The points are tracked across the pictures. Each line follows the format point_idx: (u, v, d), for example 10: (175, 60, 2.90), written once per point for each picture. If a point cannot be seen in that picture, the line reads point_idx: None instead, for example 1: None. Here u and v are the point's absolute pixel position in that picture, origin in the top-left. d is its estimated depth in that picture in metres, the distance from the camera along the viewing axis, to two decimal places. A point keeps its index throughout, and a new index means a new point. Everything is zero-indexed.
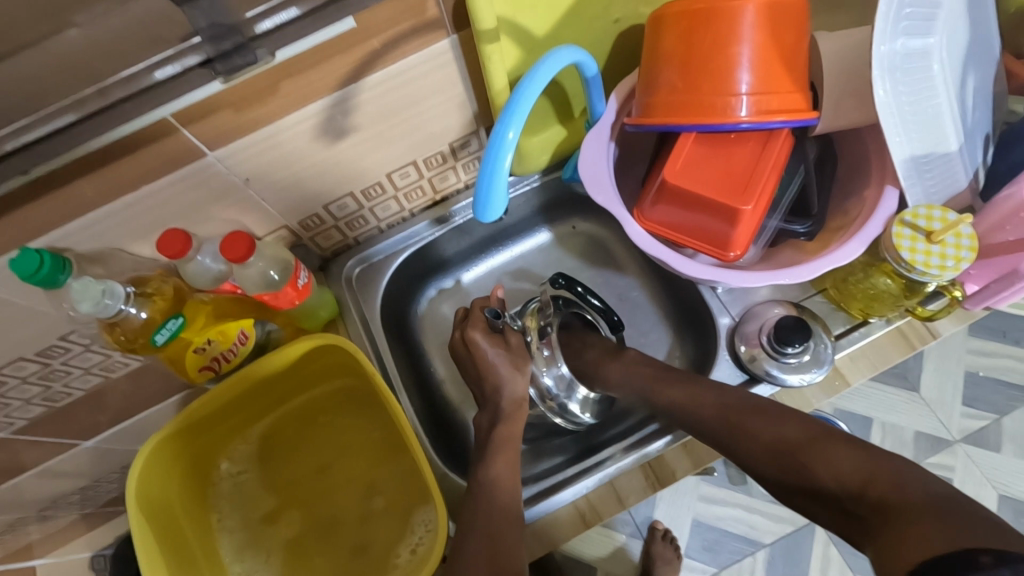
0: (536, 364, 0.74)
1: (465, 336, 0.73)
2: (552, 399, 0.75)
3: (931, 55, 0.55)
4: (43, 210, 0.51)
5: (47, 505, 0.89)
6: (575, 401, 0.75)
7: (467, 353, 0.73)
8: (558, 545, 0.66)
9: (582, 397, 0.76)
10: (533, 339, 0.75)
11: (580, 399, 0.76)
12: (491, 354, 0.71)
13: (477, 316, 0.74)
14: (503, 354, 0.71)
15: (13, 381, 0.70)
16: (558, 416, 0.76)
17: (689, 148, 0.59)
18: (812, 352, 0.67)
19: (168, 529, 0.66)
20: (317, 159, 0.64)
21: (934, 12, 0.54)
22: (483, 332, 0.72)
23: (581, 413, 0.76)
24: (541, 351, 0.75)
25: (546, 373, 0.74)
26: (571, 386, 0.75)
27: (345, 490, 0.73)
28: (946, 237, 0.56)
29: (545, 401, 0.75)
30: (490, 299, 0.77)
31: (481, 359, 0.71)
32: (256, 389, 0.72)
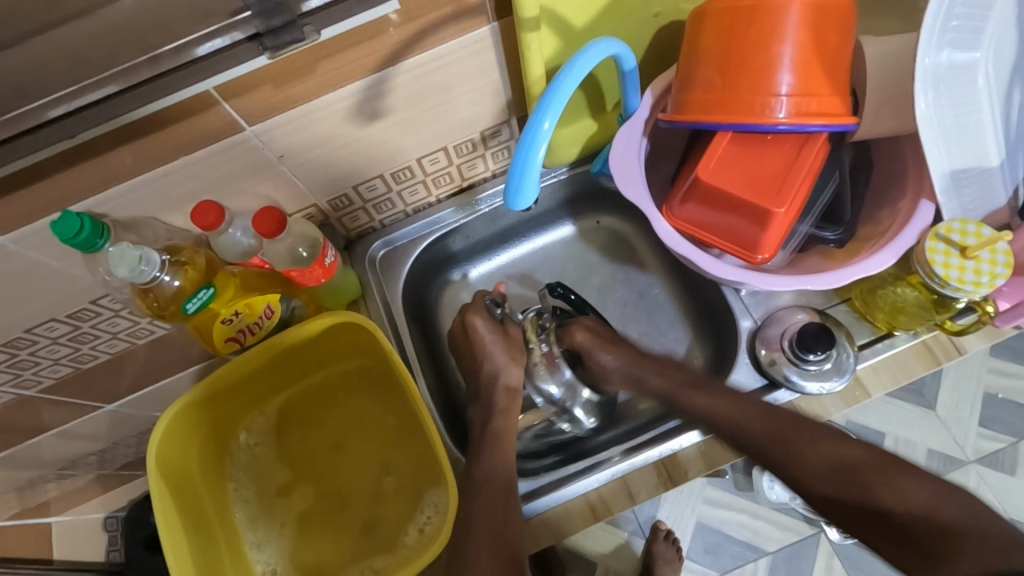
0: (536, 363, 0.77)
1: (464, 320, 0.77)
2: (555, 404, 0.77)
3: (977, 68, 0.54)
4: (84, 175, 0.53)
5: (64, 465, 0.95)
6: (580, 406, 0.77)
7: (464, 340, 0.77)
8: (566, 536, 0.67)
9: (586, 401, 0.77)
10: (533, 342, 0.77)
11: (585, 404, 0.77)
12: (487, 339, 0.75)
13: (477, 303, 0.79)
14: (499, 339, 0.75)
15: (43, 341, 0.72)
16: (564, 422, 0.78)
17: (723, 148, 0.58)
18: (833, 360, 0.66)
19: (185, 497, 0.67)
20: (351, 139, 0.65)
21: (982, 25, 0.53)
22: (483, 318, 0.76)
23: (586, 419, 0.77)
24: (541, 353, 0.77)
25: (548, 378, 0.77)
26: (575, 391, 0.77)
27: (358, 467, 0.74)
28: (981, 252, 0.55)
29: (549, 405, 0.77)
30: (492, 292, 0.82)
31: (477, 341, 0.75)
32: (276, 364, 0.73)
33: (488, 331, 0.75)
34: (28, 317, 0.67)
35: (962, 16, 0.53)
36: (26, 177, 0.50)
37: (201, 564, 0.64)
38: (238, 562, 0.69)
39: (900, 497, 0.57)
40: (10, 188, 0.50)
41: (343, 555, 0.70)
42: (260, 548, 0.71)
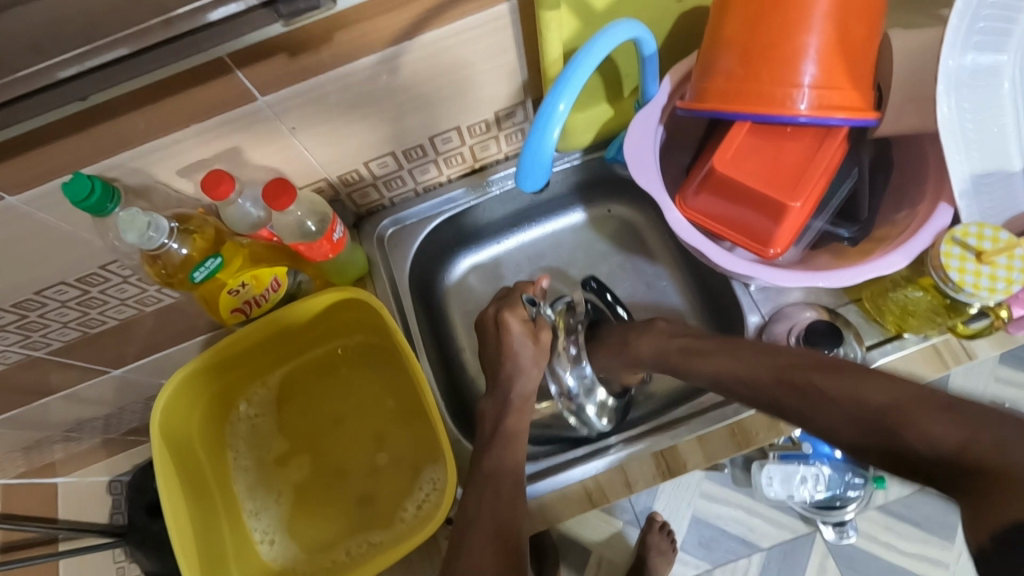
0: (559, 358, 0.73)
1: (498, 317, 0.70)
2: (572, 399, 0.73)
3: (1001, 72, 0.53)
4: (96, 138, 0.53)
5: (71, 427, 0.97)
6: (594, 405, 0.73)
7: (496, 332, 0.71)
8: (561, 521, 0.67)
9: (601, 401, 0.74)
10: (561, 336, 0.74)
11: (599, 404, 0.74)
12: (517, 338, 0.69)
13: (515, 299, 0.72)
14: (530, 343, 0.69)
15: (53, 304, 0.73)
16: (573, 417, 0.73)
17: (741, 138, 0.57)
18: (840, 359, 0.66)
19: (185, 462, 0.68)
20: (362, 114, 0.64)
21: (1010, 27, 0.52)
22: (520, 319, 0.70)
23: (597, 419, 0.74)
24: (568, 349, 0.74)
25: (569, 372, 0.73)
26: (592, 390, 0.73)
27: (357, 442, 0.75)
28: (998, 258, 0.54)
29: (564, 399, 0.73)
30: (533, 285, 0.75)
31: (508, 341, 0.69)
32: (279, 336, 0.73)
33: (522, 331, 0.69)
34: (38, 279, 0.68)
35: (989, 18, 0.52)
36: (41, 138, 0.50)
37: (200, 528, 0.65)
38: (236, 530, 0.70)
39: (881, 394, 0.46)
40: (24, 148, 0.51)
41: (341, 526, 0.70)
42: (259, 517, 0.72)
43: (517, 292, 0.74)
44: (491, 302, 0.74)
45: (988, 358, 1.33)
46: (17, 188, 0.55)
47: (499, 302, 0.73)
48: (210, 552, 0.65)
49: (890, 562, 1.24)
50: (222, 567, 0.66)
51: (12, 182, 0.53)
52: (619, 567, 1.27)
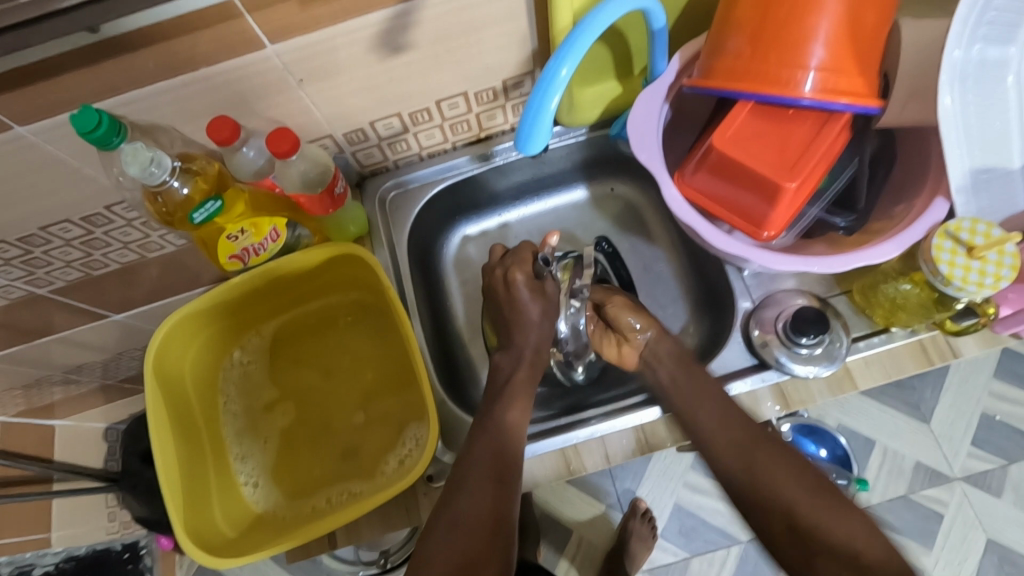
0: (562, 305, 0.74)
1: (506, 275, 0.72)
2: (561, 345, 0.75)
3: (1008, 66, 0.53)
4: (107, 73, 0.54)
5: (71, 369, 1.10)
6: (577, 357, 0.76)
7: (505, 293, 0.72)
8: (537, 486, 0.68)
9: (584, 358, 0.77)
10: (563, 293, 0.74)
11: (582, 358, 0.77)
12: (525, 296, 0.71)
13: (525, 256, 0.73)
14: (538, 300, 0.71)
15: (58, 242, 0.75)
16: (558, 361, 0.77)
17: (742, 118, 0.57)
18: (824, 347, 0.67)
19: (176, 402, 0.70)
20: (371, 71, 0.65)
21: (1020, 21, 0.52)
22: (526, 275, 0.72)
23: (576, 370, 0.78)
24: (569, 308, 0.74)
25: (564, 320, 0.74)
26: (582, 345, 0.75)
27: (344, 397, 0.76)
28: (988, 253, 0.55)
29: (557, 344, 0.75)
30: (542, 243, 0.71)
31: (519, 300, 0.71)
32: (275, 287, 0.74)
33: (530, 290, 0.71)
34: (43, 215, 0.70)
35: (998, 11, 0.51)
36: (53, 68, 0.51)
37: (185, 465, 0.67)
38: (222, 471, 0.72)
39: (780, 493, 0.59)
40: (36, 77, 0.52)
41: (322, 477, 0.72)
42: (244, 461, 0.73)
43: (527, 250, 0.74)
44: (496, 262, 0.75)
45: (982, 371, 1.33)
46: (26, 119, 0.56)
47: (505, 262, 0.74)
48: (193, 487, 0.67)
49: None
50: (204, 504, 0.67)
51: (22, 112, 0.55)
52: (599, 548, 1.30)
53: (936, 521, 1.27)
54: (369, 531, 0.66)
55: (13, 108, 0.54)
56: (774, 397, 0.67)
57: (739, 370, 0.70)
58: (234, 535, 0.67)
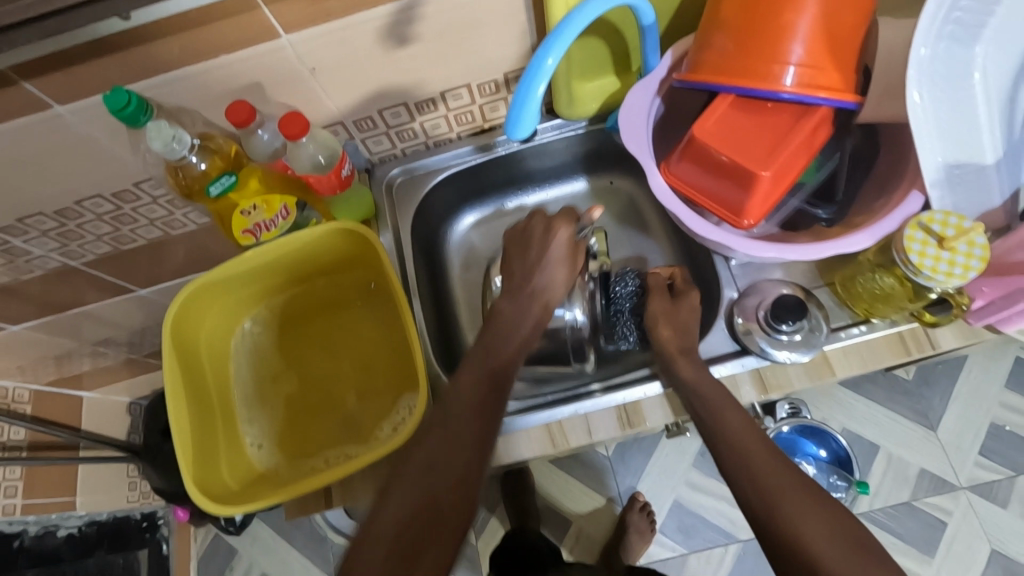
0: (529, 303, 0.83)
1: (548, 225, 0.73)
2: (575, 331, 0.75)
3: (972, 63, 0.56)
4: (138, 57, 0.59)
5: (99, 341, 1.20)
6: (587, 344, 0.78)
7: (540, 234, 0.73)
8: (524, 458, 0.72)
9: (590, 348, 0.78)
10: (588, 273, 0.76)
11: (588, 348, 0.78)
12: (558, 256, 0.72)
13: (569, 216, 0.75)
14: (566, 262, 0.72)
15: (90, 215, 0.82)
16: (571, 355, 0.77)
17: (724, 109, 0.60)
18: (804, 334, 0.69)
19: (192, 365, 0.75)
20: (380, 62, 0.69)
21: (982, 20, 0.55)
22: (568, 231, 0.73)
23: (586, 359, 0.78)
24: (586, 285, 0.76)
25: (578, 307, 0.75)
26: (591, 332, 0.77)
27: (345, 370, 0.79)
28: (959, 244, 0.56)
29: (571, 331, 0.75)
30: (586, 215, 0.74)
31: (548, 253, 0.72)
32: (285, 264, 0.78)
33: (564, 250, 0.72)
34: (78, 190, 0.77)
35: (962, 11, 0.54)
36: (89, 51, 0.57)
37: (199, 424, 0.72)
38: (231, 431, 0.76)
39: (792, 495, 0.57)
40: (76, 59, 0.58)
41: (323, 442, 0.76)
42: (252, 424, 0.78)
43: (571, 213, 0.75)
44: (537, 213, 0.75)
45: (993, 383, 1.38)
46: (65, 99, 0.62)
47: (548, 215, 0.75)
48: (204, 443, 0.72)
49: None
50: (212, 458, 0.72)
51: (61, 92, 0.61)
52: (597, 540, 1.33)
53: (940, 529, 1.31)
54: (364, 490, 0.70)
55: (54, 88, 0.60)
56: (753, 382, 0.70)
57: (721, 355, 0.72)
58: (239, 488, 0.72)
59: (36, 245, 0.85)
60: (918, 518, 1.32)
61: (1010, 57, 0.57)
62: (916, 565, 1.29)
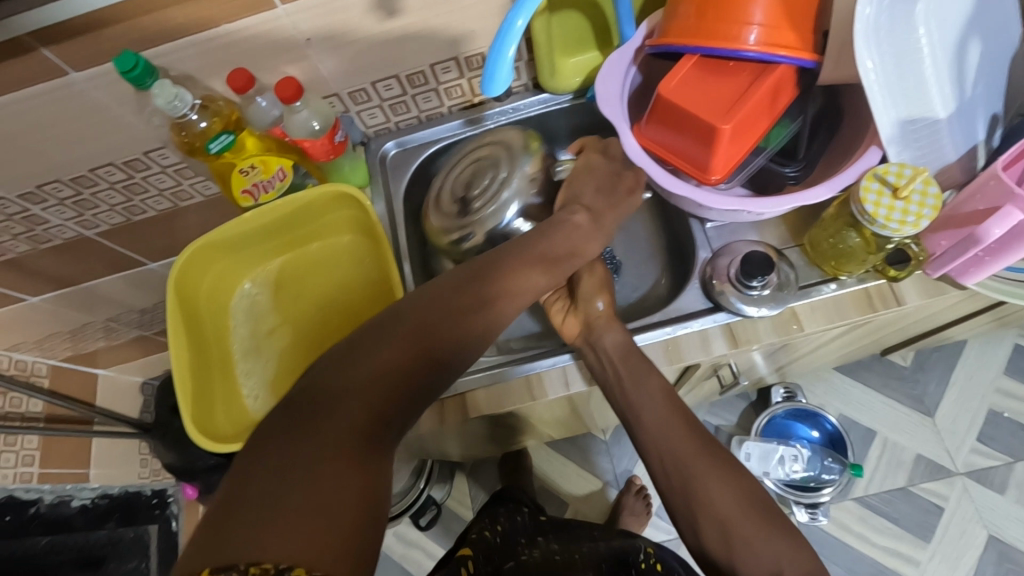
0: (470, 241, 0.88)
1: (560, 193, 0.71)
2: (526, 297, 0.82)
3: (916, 18, 0.59)
4: (146, 24, 0.65)
5: (112, 316, 1.26)
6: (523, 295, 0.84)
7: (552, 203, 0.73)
8: (504, 409, 0.75)
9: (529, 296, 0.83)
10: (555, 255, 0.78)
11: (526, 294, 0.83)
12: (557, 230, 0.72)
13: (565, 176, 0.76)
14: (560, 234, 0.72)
15: (104, 184, 0.88)
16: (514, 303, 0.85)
17: (690, 70, 0.63)
18: (773, 290, 0.72)
19: (193, 320, 0.80)
20: (371, 34, 0.74)
21: None
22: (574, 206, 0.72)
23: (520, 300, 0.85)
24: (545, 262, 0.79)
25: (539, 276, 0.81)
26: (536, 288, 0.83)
27: (335, 326, 0.83)
28: (911, 193, 0.59)
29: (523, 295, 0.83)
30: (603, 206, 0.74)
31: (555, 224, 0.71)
32: (279, 227, 0.83)
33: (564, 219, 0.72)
34: (93, 158, 0.82)
35: None
36: (102, 19, 0.63)
37: (197, 373, 0.77)
38: (229, 382, 0.81)
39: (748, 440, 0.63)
40: (90, 25, 0.63)
41: None
42: (248, 376, 0.82)
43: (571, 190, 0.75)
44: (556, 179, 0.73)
45: (990, 369, 1.39)
46: (80, 66, 0.68)
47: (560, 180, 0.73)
48: (201, 390, 0.77)
49: (860, 551, 1.31)
50: (209, 405, 0.77)
51: (77, 58, 0.67)
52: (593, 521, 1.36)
53: (935, 514, 1.31)
54: None
55: (70, 54, 0.66)
56: (724, 337, 0.73)
57: (694, 312, 0.75)
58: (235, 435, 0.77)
59: (53, 214, 0.91)
60: (913, 503, 1.32)
61: (951, 12, 0.60)
62: (911, 550, 1.29)
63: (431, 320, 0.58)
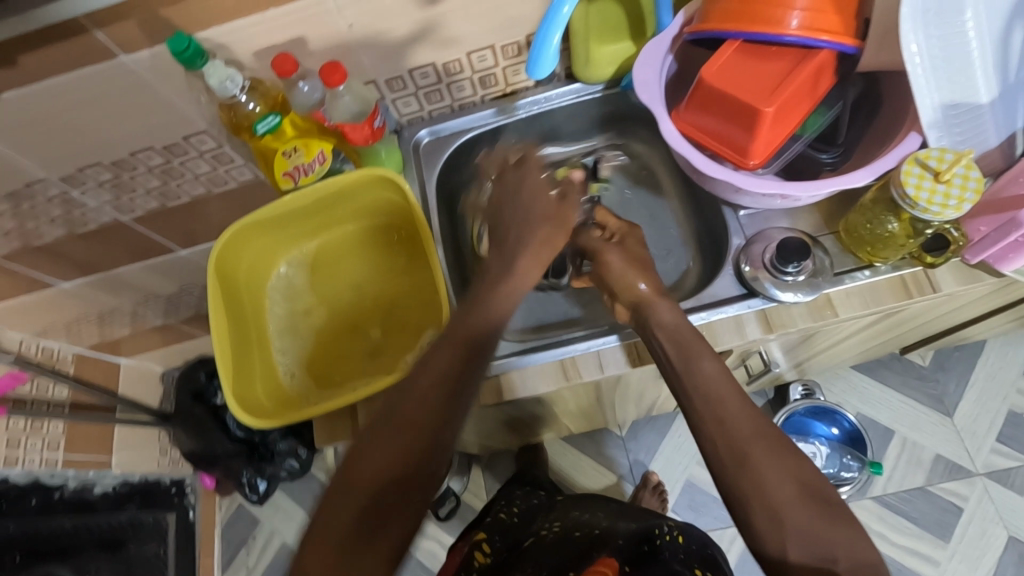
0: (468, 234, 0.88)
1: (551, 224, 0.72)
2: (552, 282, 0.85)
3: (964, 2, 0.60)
4: (197, 7, 0.66)
5: (140, 303, 1.27)
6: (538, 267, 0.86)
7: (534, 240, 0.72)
8: (537, 392, 0.76)
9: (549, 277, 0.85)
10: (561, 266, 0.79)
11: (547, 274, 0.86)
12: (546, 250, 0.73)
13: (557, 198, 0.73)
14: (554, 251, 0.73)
15: (142, 168, 0.89)
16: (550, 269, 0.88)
17: (731, 54, 0.64)
18: (808, 276, 0.73)
19: (232, 298, 0.81)
20: (411, 20, 0.75)
21: None
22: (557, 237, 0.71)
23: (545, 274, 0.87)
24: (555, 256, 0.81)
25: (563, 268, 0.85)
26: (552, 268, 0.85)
27: (371, 308, 0.85)
28: (953, 177, 0.60)
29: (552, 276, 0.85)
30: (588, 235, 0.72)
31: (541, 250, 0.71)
32: (318, 209, 0.84)
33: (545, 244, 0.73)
34: (134, 141, 0.84)
35: None
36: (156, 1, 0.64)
37: (238, 351, 0.78)
38: (265, 360, 0.82)
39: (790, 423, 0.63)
40: (143, 6, 0.65)
41: (351, 372, 0.81)
42: (284, 355, 0.83)
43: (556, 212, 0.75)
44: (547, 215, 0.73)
45: (1010, 370, 1.39)
46: (131, 47, 0.69)
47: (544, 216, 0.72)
48: (241, 366, 0.78)
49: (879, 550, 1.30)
50: (249, 380, 0.78)
51: (128, 39, 0.68)
52: None
53: (954, 514, 1.30)
54: None
55: (122, 35, 0.67)
56: (759, 323, 0.74)
57: (728, 299, 0.76)
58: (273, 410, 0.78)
59: (91, 197, 0.93)
60: (932, 502, 1.32)
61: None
62: (929, 550, 1.29)
63: (470, 332, 0.59)
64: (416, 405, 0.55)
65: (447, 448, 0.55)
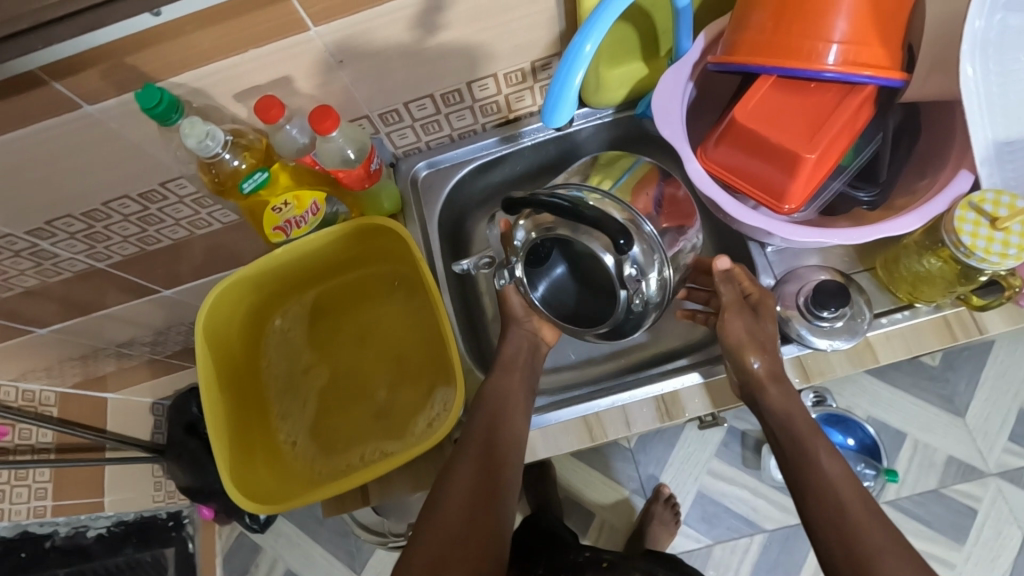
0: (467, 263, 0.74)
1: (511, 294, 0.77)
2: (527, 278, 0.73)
3: None
4: (167, 53, 0.59)
5: (123, 343, 1.20)
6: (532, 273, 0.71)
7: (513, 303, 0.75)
8: (559, 451, 0.72)
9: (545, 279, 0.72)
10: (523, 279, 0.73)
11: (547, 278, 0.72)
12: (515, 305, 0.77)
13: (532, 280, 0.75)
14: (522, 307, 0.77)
15: (117, 216, 0.82)
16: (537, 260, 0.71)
17: (765, 91, 0.58)
18: (846, 321, 0.67)
19: (226, 363, 0.76)
20: (406, 51, 0.68)
21: None
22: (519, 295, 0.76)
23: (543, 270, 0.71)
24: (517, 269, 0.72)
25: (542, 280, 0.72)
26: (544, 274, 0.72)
27: (374, 363, 0.79)
28: (1011, 224, 0.55)
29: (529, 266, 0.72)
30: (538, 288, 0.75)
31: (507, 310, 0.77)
32: (312, 260, 0.79)
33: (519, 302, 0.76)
34: (106, 191, 0.77)
35: None
36: (119, 49, 0.57)
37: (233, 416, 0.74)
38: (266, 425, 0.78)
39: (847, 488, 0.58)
40: (105, 56, 0.57)
41: (356, 435, 0.76)
42: (286, 419, 0.79)
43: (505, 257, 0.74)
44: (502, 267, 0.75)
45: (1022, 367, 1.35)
46: (95, 99, 0.62)
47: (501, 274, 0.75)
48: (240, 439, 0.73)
49: None
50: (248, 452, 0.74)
51: (91, 91, 0.60)
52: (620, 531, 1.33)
53: (968, 516, 1.28)
54: (401, 483, 0.72)
55: (83, 88, 0.60)
56: (794, 370, 0.69)
57: None
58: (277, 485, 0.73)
59: (63, 248, 0.85)
60: (946, 505, 1.30)
61: None
62: (945, 554, 1.27)
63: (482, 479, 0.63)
64: (454, 496, 0.62)
65: (498, 508, 0.63)
